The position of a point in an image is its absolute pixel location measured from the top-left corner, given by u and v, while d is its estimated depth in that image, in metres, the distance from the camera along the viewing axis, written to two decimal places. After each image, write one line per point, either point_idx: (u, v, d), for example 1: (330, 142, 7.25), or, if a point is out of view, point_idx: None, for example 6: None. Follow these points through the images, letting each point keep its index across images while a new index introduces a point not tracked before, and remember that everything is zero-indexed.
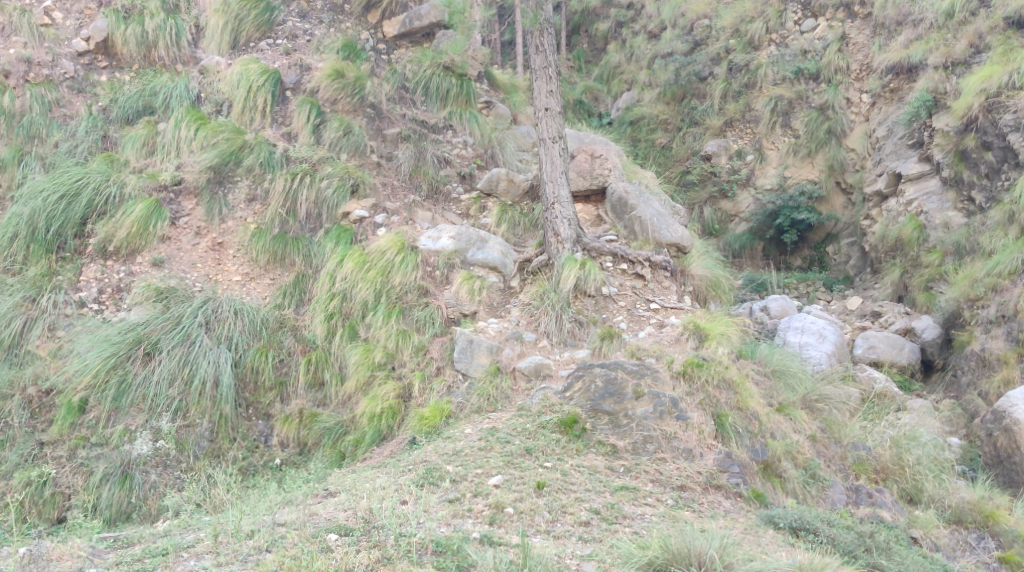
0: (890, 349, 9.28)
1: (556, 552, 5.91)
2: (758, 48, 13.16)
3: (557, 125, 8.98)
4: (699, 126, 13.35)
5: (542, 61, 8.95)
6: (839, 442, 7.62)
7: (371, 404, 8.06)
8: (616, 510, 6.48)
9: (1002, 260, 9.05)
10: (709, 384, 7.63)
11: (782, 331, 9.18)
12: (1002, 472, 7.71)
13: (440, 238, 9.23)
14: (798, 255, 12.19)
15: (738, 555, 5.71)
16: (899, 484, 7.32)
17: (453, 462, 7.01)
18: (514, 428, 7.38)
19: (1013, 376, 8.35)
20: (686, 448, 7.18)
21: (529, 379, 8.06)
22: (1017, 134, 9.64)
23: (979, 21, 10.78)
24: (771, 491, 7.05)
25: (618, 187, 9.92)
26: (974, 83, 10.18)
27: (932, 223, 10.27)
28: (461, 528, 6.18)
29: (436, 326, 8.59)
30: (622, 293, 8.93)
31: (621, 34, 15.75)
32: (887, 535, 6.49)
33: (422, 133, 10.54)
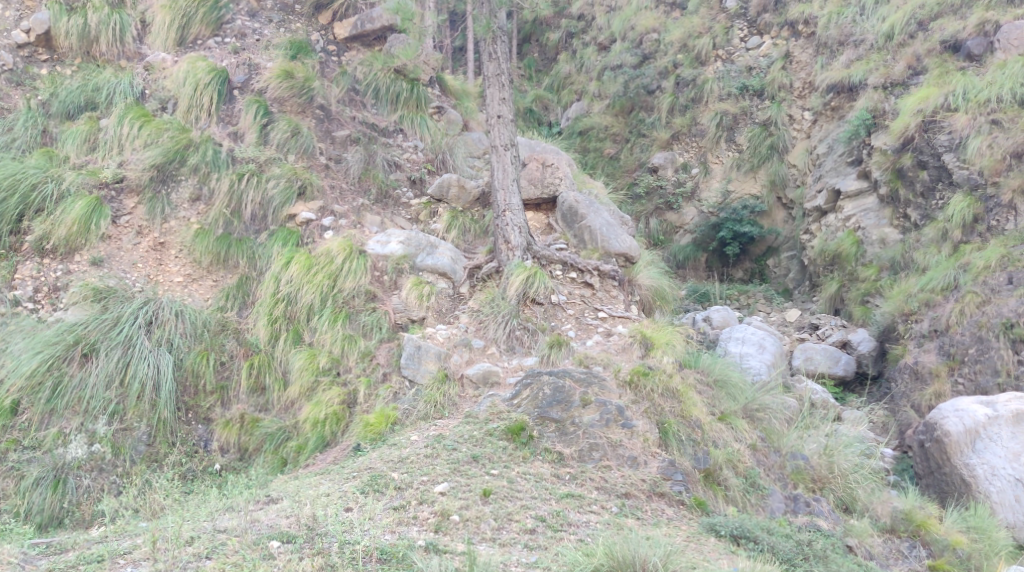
0: (826, 360, 9.48)
1: (502, 560, 5.87)
2: (705, 63, 13.53)
3: (509, 133, 9.01)
4: (646, 138, 13.64)
5: (495, 69, 8.98)
6: (779, 451, 7.70)
7: (315, 410, 7.94)
8: (561, 517, 6.47)
9: (936, 277, 9.39)
10: (654, 393, 7.69)
11: (724, 341, 9.30)
12: (934, 483, 7.74)
13: (389, 243, 9.20)
14: (739, 268, 12.33)
15: (681, 562, 5.76)
16: (835, 493, 7.46)
17: (398, 469, 6.95)
18: (461, 435, 7.35)
19: (945, 390, 8.56)
20: (631, 455, 7.22)
21: (477, 386, 8.05)
22: (951, 154, 9.97)
23: (917, 44, 11.14)
24: (712, 500, 7.09)
25: (569, 197, 10.02)
26: (911, 103, 10.49)
27: (869, 238, 10.61)
28: (406, 536, 6.10)
29: (383, 332, 8.52)
30: (571, 301, 8.99)
31: (572, 45, 16.08)
32: (824, 544, 6.59)
33: (372, 135, 10.47)
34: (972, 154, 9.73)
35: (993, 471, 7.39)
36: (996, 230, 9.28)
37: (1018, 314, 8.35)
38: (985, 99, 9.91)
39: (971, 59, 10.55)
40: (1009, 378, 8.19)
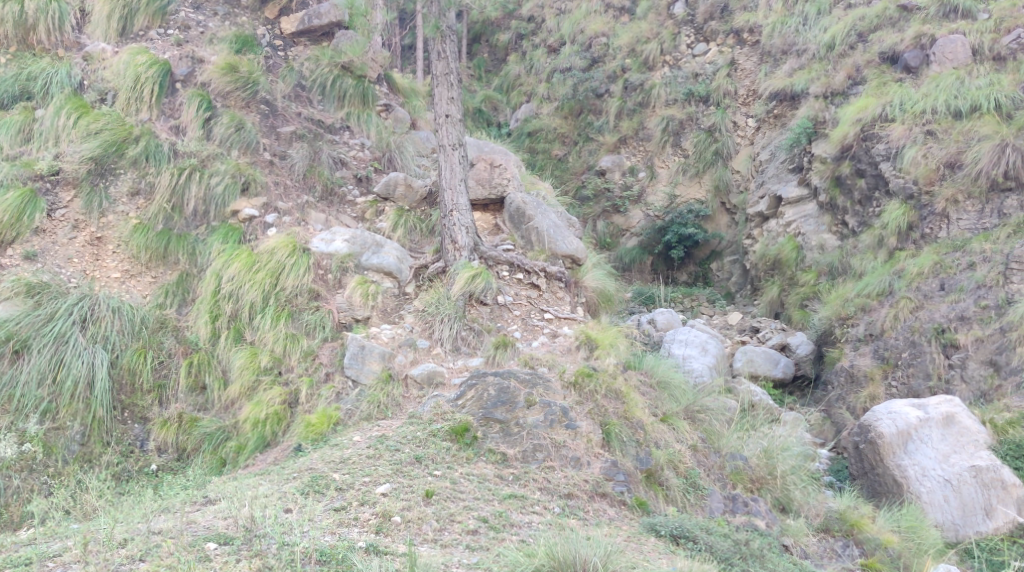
0: (766, 363, 9.63)
1: (443, 561, 5.81)
2: (653, 68, 13.77)
3: (457, 132, 8.97)
4: (594, 142, 13.86)
5: (444, 67, 8.94)
6: (718, 452, 7.79)
7: (255, 410, 7.82)
8: (503, 518, 6.43)
9: (872, 282, 9.61)
10: (597, 394, 7.73)
11: (667, 343, 9.40)
12: (867, 483, 7.83)
13: (334, 241, 9.09)
14: (684, 271, 12.50)
15: (622, 562, 5.73)
16: (772, 493, 7.53)
17: (339, 470, 6.87)
18: (405, 436, 7.30)
19: (879, 393, 8.78)
20: (575, 456, 7.19)
21: (421, 387, 7.98)
22: (888, 163, 10.18)
23: (857, 55, 11.43)
24: (653, 500, 7.13)
25: (517, 197, 10.01)
26: (850, 113, 10.75)
27: (809, 244, 10.84)
28: (347, 536, 6.02)
29: (326, 331, 8.42)
30: (517, 302, 8.99)
31: (521, 46, 16.23)
32: (761, 544, 6.64)
33: (318, 132, 10.35)
34: (908, 164, 9.93)
35: (923, 472, 7.48)
36: (930, 237, 9.55)
37: (949, 320, 8.66)
38: (921, 110, 10.17)
39: (908, 71, 10.83)
40: (939, 381, 8.46)
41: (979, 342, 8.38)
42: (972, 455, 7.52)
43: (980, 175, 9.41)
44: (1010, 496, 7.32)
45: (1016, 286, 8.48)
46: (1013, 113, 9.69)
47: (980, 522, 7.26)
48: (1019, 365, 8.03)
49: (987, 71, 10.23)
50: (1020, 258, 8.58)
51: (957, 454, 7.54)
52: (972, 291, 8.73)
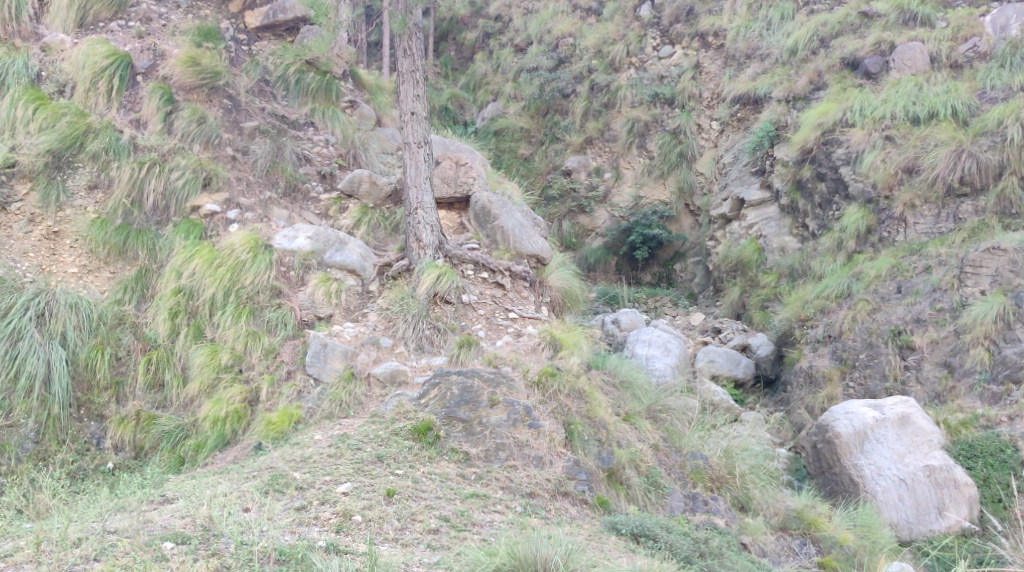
0: (727, 363, 9.72)
1: (404, 560, 5.77)
2: (619, 70, 13.88)
3: (423, 130, 8.93)
4: (560, 142, 13.89)
5: (410, 65, 8.90)
6: (680, 451, 7.85)
7: (215, 407, 7.73)
8: (465, 517, 6.40)
9: (831, 284, 9.76)
10: (561, 393, 7.74)
11: (631, 343, 9.45)
12: (824, 482, 7.92)
13: (297, 237, 9.02)
14: (648, 271, 12.63)
15: (583, 561, 5.69)
16: (732, 492, 7.56)
17: (300, 469, 6.82)
18: (366, 435, 7.24)
19: (837, 393, 8.89)
20: (537, 455, 7.18)
21: (383, 386, 7.92)
22: (847, 167, 10.32)
23: (819, 60, 11.57)
24: (614, 498, 7.17)
25: (483, 197, 10.02)
26: (812, 117, 10.92)
27: (770, 246, 10.97)
28: (306, 536, 5.95)
29: (288, 328, 8.33)
30: (481, 301, 8.98)
31: (488, 45, 16.26)
32: (720, 541, 6.68)
33: (281, 128, 10.24)
34: (867, 168, 10.05)
35: (879, 471, 7.53)
36: (887, 241, 9.70)
37: (905, 322, 8.81)
38: (880, 116, 10.31)
39: (868, 77, 10.98)
40: (895, 383, 8.60)
41: (934, 344, 8.53)
42: (926, 455, 7.56)
43: (937, 180, 9.56)
44: (961, 496, 7.37)
45: (970, 289, 8.63)
46: (969, 119, 9.86)
47: (933, 521, 7.31)
48: (972, 367, 8.18)
49: (945, 78, 10.39)
50: (974, 262, 8.69)
51: (912, 454, 7.57)
52: (928, 294, 8.88)
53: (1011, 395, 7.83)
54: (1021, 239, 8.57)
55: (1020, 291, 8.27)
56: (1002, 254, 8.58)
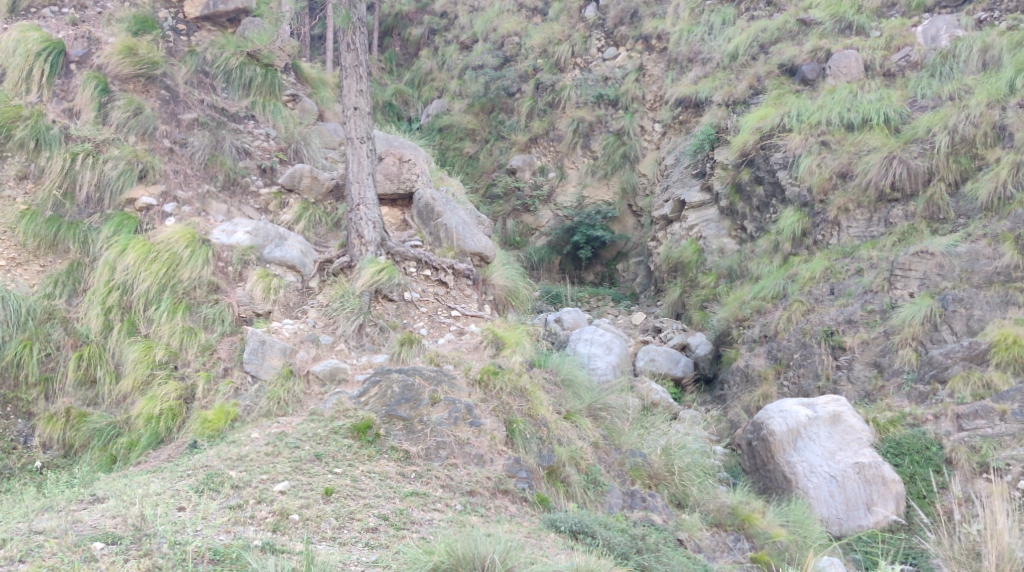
0: (667, 362, 9.84)
1: (341, 559, 5.70)
2: (564, 70, 13.98)
3: (365, 125, 8.90)
4: (505, 141, 13.90)
5: (353, 60, 8.85)
6: (619, 449, 7.92)
7: (149, 405, 7.58)
8: (404, 516, 6.36)
9: (767, 285, 9.93)
10: (502, 392, 7.74)
11: (573, 342, 9.51)
12: (759, 479, 8.06)
13: (235, 232, 8.91)
14: (591, 271, 12.76)
15: (521, 558, 5.70)
16: (669, 489, 7.67)
17: (236, 467, 6.71)
18: (305, 433, 7.16)
19: (772, 392, 9.05)
20: (478, 453, 7.17)
21: (323, 383, 7.83)
22: (784, 171, 10.52)
23: (758, 65, 11.78)
24: (554, 496, 7.18)
25: (426, 194, 9.97)
26: (751, 121, 11.10)
27: (709, 247, 11.13)
28: (241, 535, 5.86)
29: (225, 325, 8.21)
30: (424, 299, 8.94)
31: (433, 42, 16.21)
32: (656, 538, 6.73)
33: (221, 121, 10.06)
34: (804, 172, 10.25)
35: (811, 468, 7.66)
36: (822, 244, 9.90)
37: (838, 323, 8.99)
38: (817, 121, 10.51)
39: (805, 83, 11.22)
40: (827, 382, 8.77)
41: (865, 345, 8.73)
42: (856, 453, 7.69)
43: (870, 185, 9.78)
44: (889, 492, 7.51)
45: (900, 291, 8.88)
46: (901, 126, 10.09)
47: (861, 517, 7.45)
48: (901, 367, 8.41)
49: (878, 86, 10.65)
50: (903, 266, 8.94)
51: (843, 452, 7.70)
52: (859, 296, 9.10)
53: (937, 395, 8.02)
54: (947, 243, 8.85)
55: (946, 294, 8.56)
56: (929, 258, 8.84)
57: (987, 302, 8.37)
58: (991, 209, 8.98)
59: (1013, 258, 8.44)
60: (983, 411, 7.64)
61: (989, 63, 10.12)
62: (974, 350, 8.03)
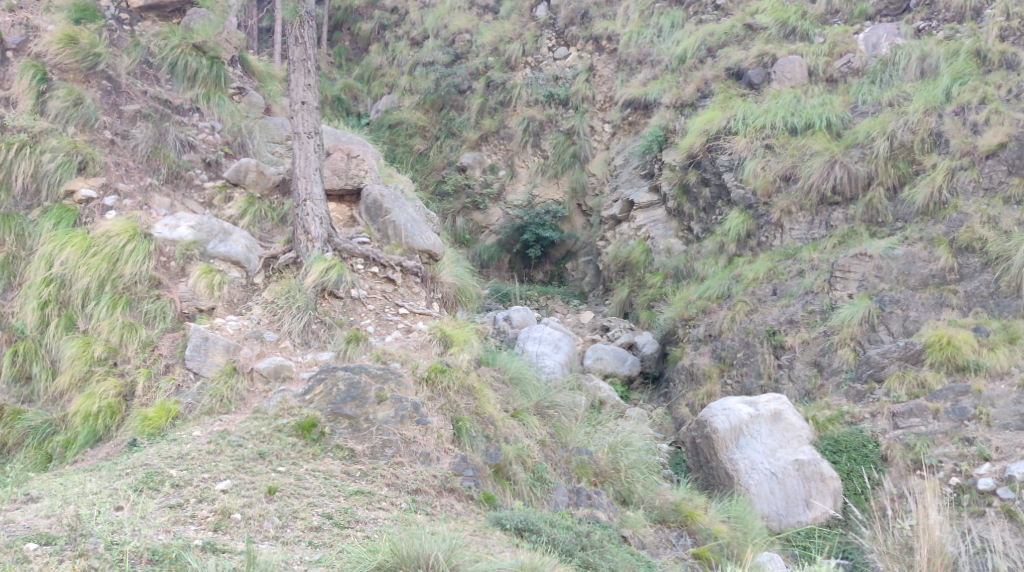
0: (614, 360, 9.92)
1: (284, 558, 5.64)
2: (514, 68, 14.00)
3: (313, 120, 8.83)
4: (456, 138, 13.85)
5: (301, 54, 8.79)
6: (566, 447, 7.92)
7: (87, 402, 7.44)
8: (349, 514, 6.31)
9: (713, 285, 10.05)
10: (450, 390, 7.72)
11: (521, 340, 9.53)
12: (702, 476, 8.16)
13: (178, 227, 8.75)
14: (540, 269, 12.88)
15: (466, 556, 5.69)
16: (615, 486, 7.70)
17: (176, 466, 6.58)
18: (248, 431, 7.07)
19: (715, 390, 9.18)
20: (424, 452, 7.13)
21: (267, 381, 7.72)
22: (730, 174, 10.67)
23: (705, 69, 11.92)
24: (500, 494, 7.17)
25: (374, 190, 9.90)
26: (698, 124, 11.22)
27: (657, 248, 11.24)
28: (182, 535, 5.76)
29: (167, 321, 8.07)
30: (371, 296, 8.89)
31: (384, 37, 16.11)
32: (601, 535, 6.76)
33: (164, 113, 9.84)
34: (748, 175, 10.43)
35: (753, 465, 7.78)
36: (765, 245, 10.07)
37: (779, 323, 9.14)
38: (761, 125, 10.68)
39: (751, 87, 11.37)
40: (769, 380, 8.92)
41: (805, 344, 8.88)
42: (796, 450, 7.82)
43: (812, 188, 9.95)
44: (828, 488, 7.63)
45: (839, 293, 9.04)
46: (842, 131, 10.28)
47: (801, 513, 7.57)
48: (839, 366, 8.57)
49: (821, 91, 10.84)
50: (843, 267, 9.12)
51: (784, 449, 7.83)
52: (800, 297, 9.26)
53: (874, 393, 8.19)
54: (885, 246, 9.07)
55: (884, 295, 8.78)
56: (868, 260, 9.04)
57: (922, 303, 8.62)
58: (927, 214, 9.18)
59: (947, 261, 8.70)
60: (916, 410, 7.81)
61: (927, 71, 10.34)
62: (909, 350, 8.21)
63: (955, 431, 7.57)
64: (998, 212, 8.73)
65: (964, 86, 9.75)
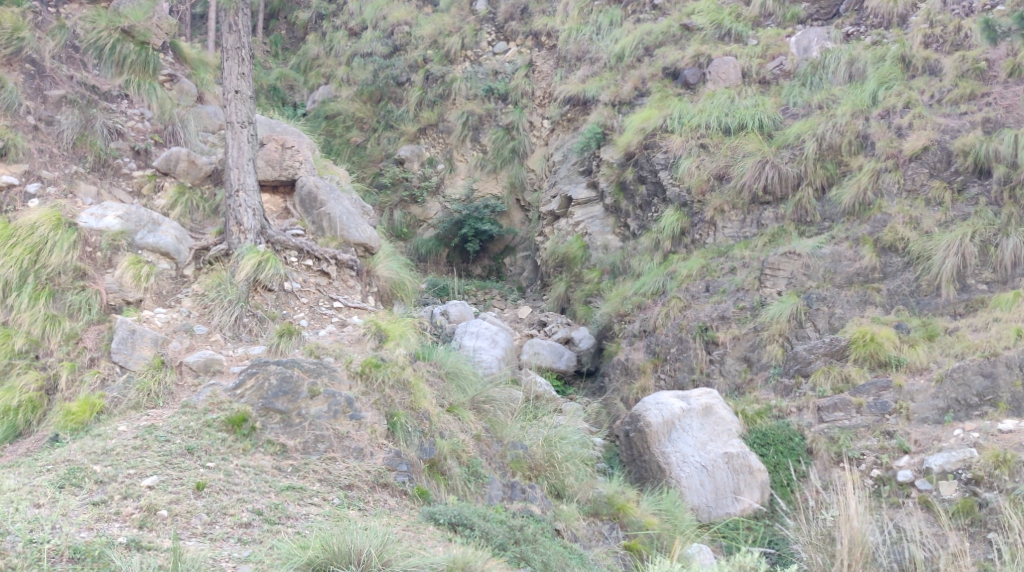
0: (551, 355, 9.96)
1: (212, 556, 5.52)
2: (454, 62, 13.95)
3: (247, 109, 8.70)
4: (394, 130, 13.77)
5: (235, 42, 8.66)
6: (501, 441, 7.93)
7: (6, 396, 7.22)
8: (279, 510, 6.21)
9: (648, 282, 10.15)
10: (385, 385, 7.65)
11: (459, 335, 9.49)
12: (635, 469, 8.22)
13: (105, 216, 8.54)
14: (479, 264, 12.81)
15: (398, 552, 5.66)
16: (549, 480, 7.74)
17: (101, 462, 6.42)
18: (176, 426, 6.91)
19: (649, 385, 9.31)
20: (357, 447, 7.08)
21: (196, 374, 7.58)
22: (666, 172, 10.81)
23: (643, 67, 12.05)
24: (434, 489, 7.10)
25: (309, 181, 9.79)
26: (635, 122, 11.36)
27: (594, 243, 11.32)
28: (105, 532, 5.62)
29: (92, 313, 7.87)
30: (305, 289, 8.78)
31: (321, 27, 15.94)
32: (535, 528, 6.77)
33: (91, 99, 9.62)
34: (683, 174, 10.57)
35: (683, 458, 7.88)
36: (698, 243, 10.20)
37: (711, 319, 9.26)
38: (697, 124, 10.83)
39: (686, 87, 11.51)
40: (701, 375, 9.05)
41: (736, 340, 9.02)
42: (725, 443, 7.95)
43: (744, 188, 10.11)
44: (755, 481, 7.78)
45: (769, 290, 9.22)
46: (773, 132, 10.46)
47: (729, 505, 7.70)
48: (768, 362, 8.74)
49: (754, 92, 11.00)
50: (772, 266, 9.31)
51: (714, 442, 7.96)
52: (732, 293, 9.40)
53: (800, 388, 8.36)
54: (813, 245, 9.28)
55: (811, 293, 8.97)
56: (797, 258, 9.24)
57: (847, 301, 8.82)
58: (853, 214, 9.40)
59: (871, 260, 8.93)
60: (841, 404, 7.99)
61: (855, 75, 10.58)
62: (834, 346, 8.40)
63: (876, 425, 7.77)
64: (920, 212, 8.98)
65: (890, 90, 10.02)
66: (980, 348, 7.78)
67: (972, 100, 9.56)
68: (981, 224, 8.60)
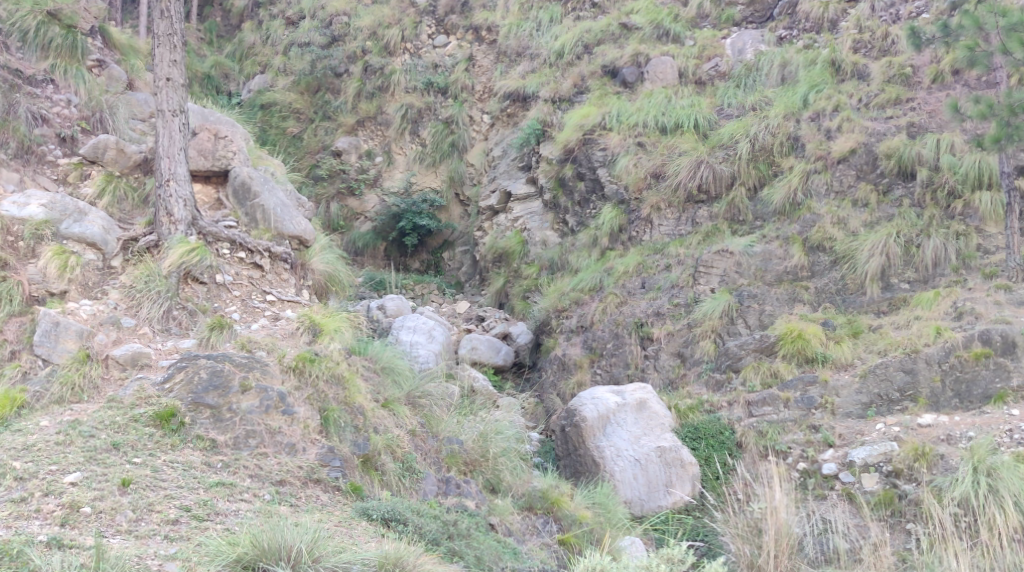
0: (488, 350, 9.95)
1: (137, 553, 5.38)
2: (393, 54, 13.84)
3: (178, 98, 8.51)
4: (331, 121, 13.57)
5: (167, 28, 8.46)
6: (436, 437, 7.90)
7: None
8: (208, 507, 6.07)
9: (585, 278, 10.22)
10: (318, 379, 7.58)
11: (396, 330, 9.43)
12: (569, 463, 8.25)
13: (28, 205, 8.31)
14: (416, 258, 12.72)
15: (329, 547, 5.61)
16: (484, 475, 7.74)
17: (21, 458, 6.24)
18: (101, 421, 6.73)
19: (585, 379, 9.36)
20: (289, 442, 7.00)
21: (124, 368, 7.39)
22: (604, 169, 10.92)
23: (582, 65, 12.14)
24: (368, 484, 7.06)
25: (242, 171, 9.62)
26: (574, 119, 11.41)
27: (533, 239, 11.35)
28: (25, 530, 5.46)
29: (14, 305, 7.64)
30: (237, 282, 8.64)
31: (257, 15, 15.67)
32: (468, 523, 6.76)
33: (14, 83, 9.31)
34: (620, 171, 10.68)
35: (618, 452, 7.95)
36: (635, 240, 10.30)
37: (647, 315, 9.38)
38: (634, 123, 10.96)
39: (625, 86, 11.63)
40: (635, 370, 9.16)
41: (670, 336, 9.16)
42: (658, 437, 8.06)
43: (679, 186, 10.22)
44: (687, 474, 7.88)
45: (702, 287, 9.36)
46: (708, 132, 10.61)
47: (661, 497, 7.79)
48: (700, 357, 8.87)
49: (690, 92, 11.16)
50: (706, 263, 9.45)
51: (648, 436, 8.07)
52: (667, 290, 9.51)
53: (730, 383, 8.52)
54: (745, 243, 9.44)
55: (742, 290, 9.12)
56: (730, 256, 9.39)
57: (777, 298, 9.01)
58: (784, 214, 9.59)
59: (800, 260, 9.12)
60: (770, 399, 8.15)
61: (787, 77, 10.79)
62: (764, 342, 8.57)
63: (803, 419, 7.94)
64: (847, 213, 9.21)
65: (820, 94, 10.21)
66: (902, 345, 8.00)
67: (898, 104, 9.80)
68: (905, 224, 8.85)
